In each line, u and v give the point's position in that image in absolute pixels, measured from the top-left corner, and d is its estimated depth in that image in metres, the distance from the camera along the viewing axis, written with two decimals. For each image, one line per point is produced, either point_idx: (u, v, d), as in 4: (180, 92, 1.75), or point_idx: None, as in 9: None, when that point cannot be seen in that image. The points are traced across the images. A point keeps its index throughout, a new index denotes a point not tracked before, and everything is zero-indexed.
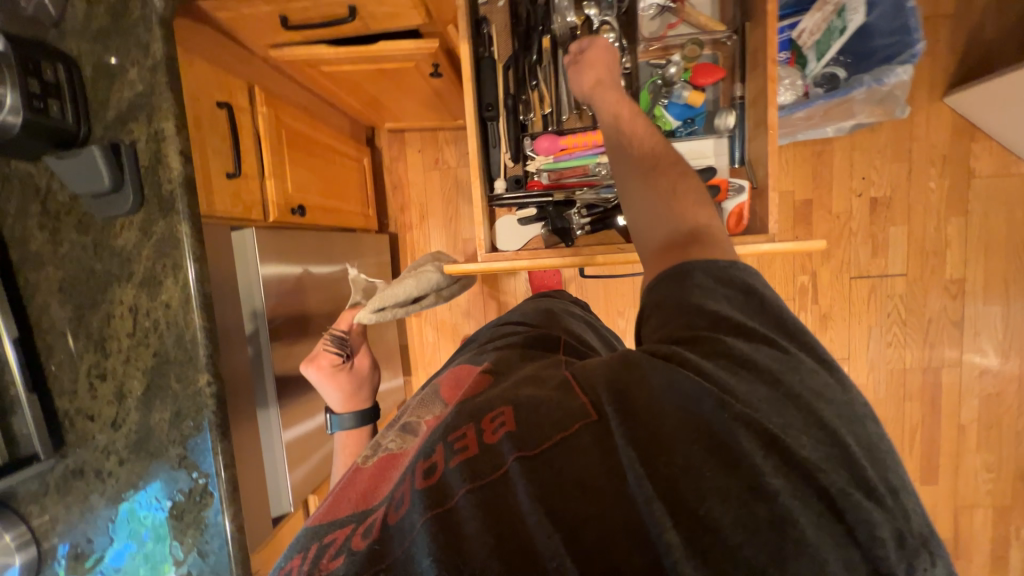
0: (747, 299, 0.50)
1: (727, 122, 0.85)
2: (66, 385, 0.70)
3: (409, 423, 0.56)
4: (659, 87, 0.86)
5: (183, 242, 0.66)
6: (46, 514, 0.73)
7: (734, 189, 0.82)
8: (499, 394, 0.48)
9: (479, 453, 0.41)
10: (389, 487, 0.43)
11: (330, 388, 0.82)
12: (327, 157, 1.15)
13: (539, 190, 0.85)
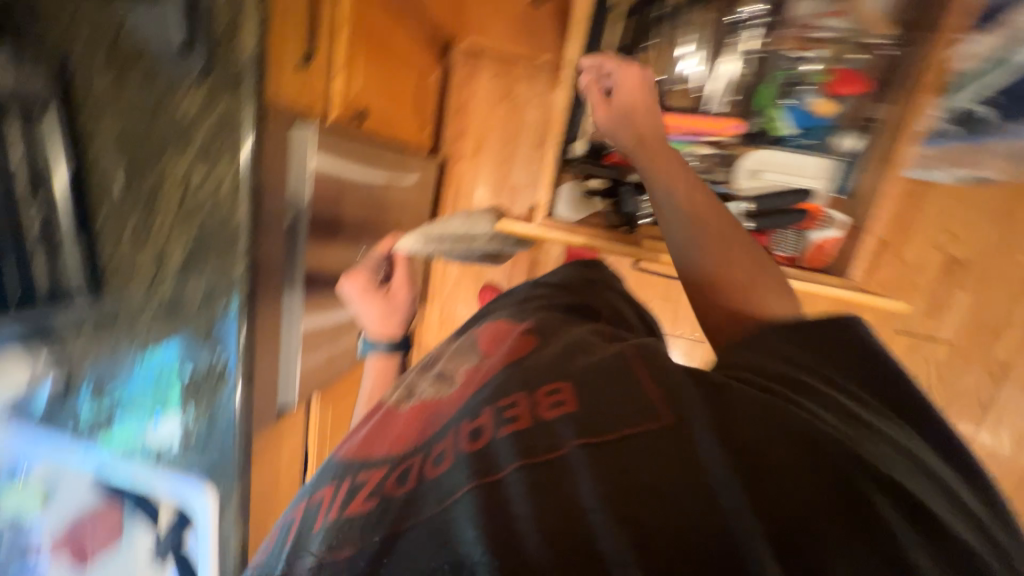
0: (820, 339, 0.52)
1: (852, 147, 0.94)
2: (108, 237, 0.71)
3: (444, 371, 0.57)
4: (790, 85, 0.93)
5: (244, 125, 0.64)
6: (78, 349, 0.78)
7: (826, 224, 1.00)
8: (552, 364, 0.46)
9: (529, 428, 0.40)
10: (428, 436, 0.44)
11: (366, 312, 0.84)
12: (396, 63, 1.07)
13: (615, 167, 0.84)
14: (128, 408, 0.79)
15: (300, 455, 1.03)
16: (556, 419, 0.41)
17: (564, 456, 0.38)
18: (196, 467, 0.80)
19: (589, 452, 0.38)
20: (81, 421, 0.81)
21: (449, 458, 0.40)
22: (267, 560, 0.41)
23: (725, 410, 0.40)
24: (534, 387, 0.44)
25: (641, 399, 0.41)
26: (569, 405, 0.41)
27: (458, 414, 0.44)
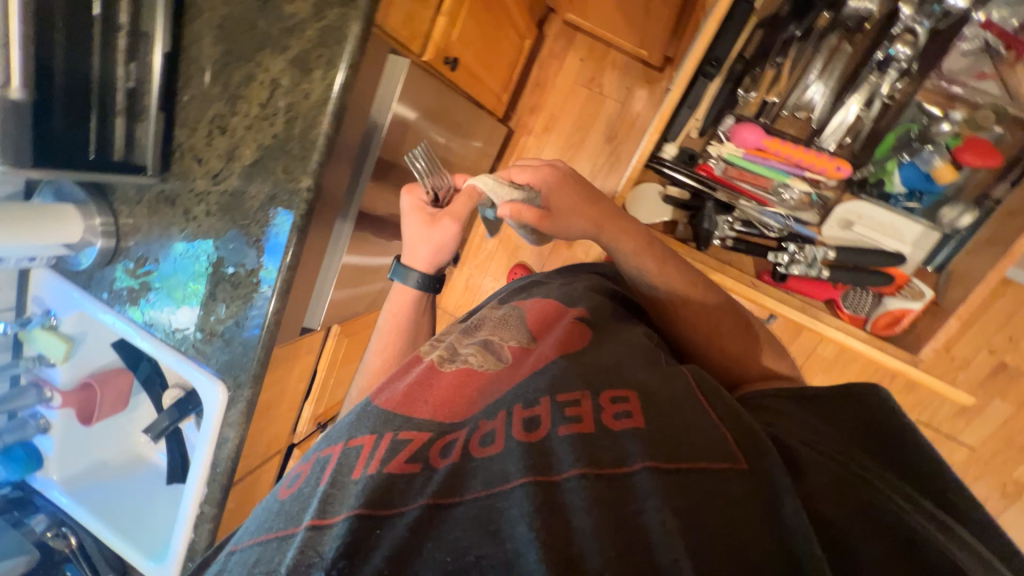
0: (865, 407, 0.56)
1: (958, 221, 0.70)
2: (189, 118, 0.72)
3: (490, 340, 0.70)
4: (910, 139, 0.69)
5: (347, 40, 0.62)
6: (133, 219, 0.81)
7: (909, 291, 0.72)
8: (619, 385, 0.58)
9: (594, 436, 0.50)
10: (476, 413, 0.58)
11: (408, 228, 0.77)
12: (498, 20, 1.04)
13: (706, 179, 0.76)
14: (161, 286, 0.82)
15: (307, 377, 1.05)
16: (621, 436, 0.50)
17: (629, 476, 0.46)
18: (214, 362, 0.81)
19: (652, 477, 0.46)
20: (120, 288, 0.85)
21: (513, 442, 0.50)
22: (338, 474, 0.51)
23: (804, 471, 0.47)
24: (598, 398, 0.55)
25: (703, 441, 0.50)
26: (637, 426, 0.51)
27: (507, 401, 0.58)
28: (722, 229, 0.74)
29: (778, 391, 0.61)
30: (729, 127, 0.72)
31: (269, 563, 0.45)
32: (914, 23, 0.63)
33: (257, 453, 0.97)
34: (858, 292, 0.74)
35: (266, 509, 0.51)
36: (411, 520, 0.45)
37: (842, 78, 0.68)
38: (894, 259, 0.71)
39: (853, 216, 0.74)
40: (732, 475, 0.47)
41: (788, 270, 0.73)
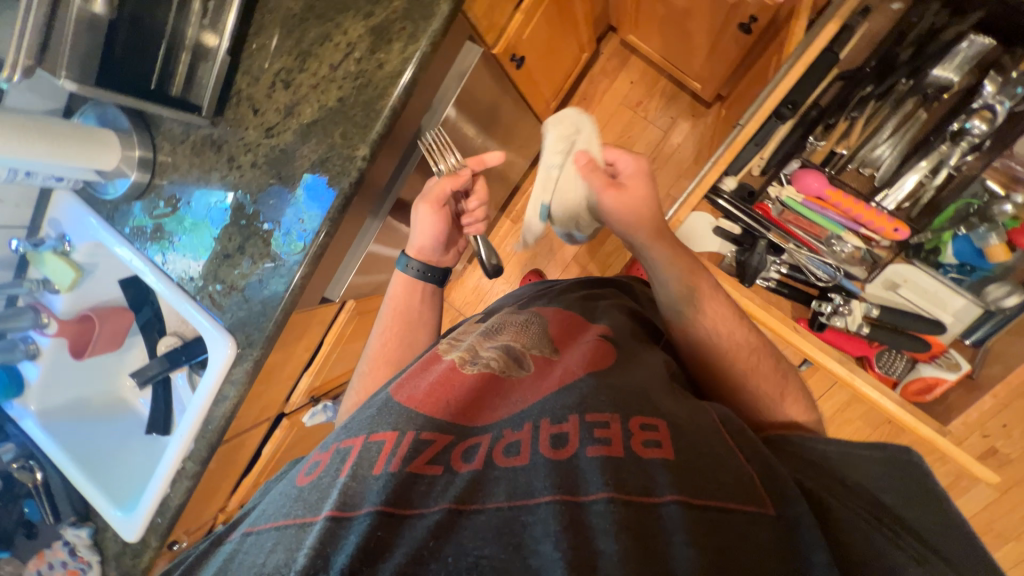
0: (902, 470, 0.55)
1: (1002, 301, 0.69)
2: (255, 67, 0.71)
3: (512, 345, 0.69)
4: (968, 213, 0.69)
5: (434, 19, 0.62)
6: (173, 158, 0.79)
7: (943, 361, 0.72)
8: (648, 409, 0.56)
9: (623, 459, 0.49)
10: (499, 420, 0.58)
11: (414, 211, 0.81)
12: (565, 28, 1.06)
13: (763, 219, 0.73)
14: (189, 231, 0.79)
15: (312, 348, 1.02)
16: (651, 466, 0.49)
17: (656, 508, 0.46)
18: (228, 316, 0.78)
19: (682, 512, 0.45)
20: (145, 225, 0.83)
21: (539, 458, 0.50)
22: (358, 468, 0.51)
23: (836, 530, 0.47)
24: (628, 421, 0.54)
25: (731, 480, 0.49)
26: (667, 456, 0.50)
27: (532, 412, 0.57)
28: (769, 270, 0.74)
29: (809, 437, 0.60)
30: (792, 171, 0.72)
31: (288, 547, 0.46)
32: (997, 101, 0.62)
33: (249, 416, 0.95)
34: (890, 355, 0.75)
35: (287, 495, 0.53)
36: (432, 523, 0.45)
37: (912, 144, 0.68)
38: (934, 328, 0.71)
39: (901, 278, 0.73)
40: (760, 519, 0.46)
41: (830, 320, 0.73)
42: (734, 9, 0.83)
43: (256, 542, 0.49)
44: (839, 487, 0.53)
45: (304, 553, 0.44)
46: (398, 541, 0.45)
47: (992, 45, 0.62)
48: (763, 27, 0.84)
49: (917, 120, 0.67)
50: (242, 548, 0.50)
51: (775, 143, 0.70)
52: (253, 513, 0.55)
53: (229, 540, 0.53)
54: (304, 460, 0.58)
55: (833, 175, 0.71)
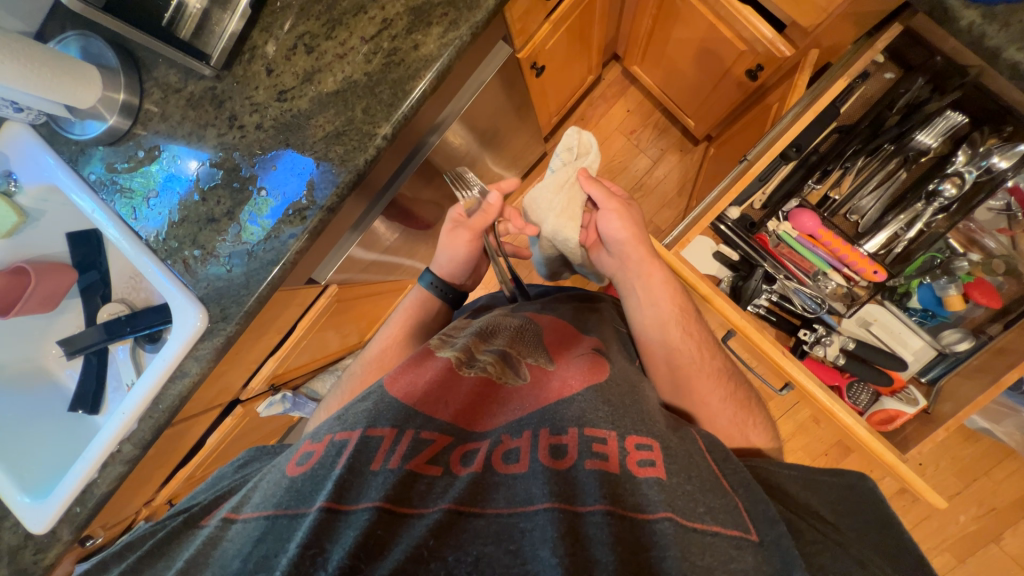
0: (857, 496, 0.57)
1: (954, 345, 0.80)
2: (276, 26, 0.68)
3: (508, 350, 0.66)
4: (932, 265, 0.81)
5: (479, 12, 0.63)
6: (161, 108, 0.72)
7: (904, 396, 0.83)
8: (644, 429, 0.55)
9: (619, 477, 0.48)
10: (498, 427, 0.56)
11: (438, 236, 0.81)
12: (580, 47, 1.09)
13: (762, 249, 0.82)
14: (171, 189, 0.72)
15: (283, 332, 0.95)
16: (644, 484, 0.48)
17: (649, 523, 0.44)
18: (202, 285, 0.71)
19: (673, 530, 0.44)
20: (115, 177, 0.74)
21: (538, 466, 0.48)
22: (355, 460, 0.47)
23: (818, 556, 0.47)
24: (624, 440, 0.52)
25: (718, 504, 0.48)
26: (661, 477, 0.48)
27: (532, 420, 0.55)
28: (760, 297, 0.83)
29: (773, 462, 0.60)
30: (790, 209, 0.81)
31: (277, 539, 0.42)
32: (967, 170, 0.72)
33: (202, 399, 0.85)
34: (858, 387, 0.85)
35: (275, 484, 0.48)
36: (432, 522, 0.42)
37: (891, 199, 0.78)
38: (894, 364, 0.82)
39: (871, 317, 0.85)
40: (743, 544, 0.45)
41: (812, 349, 0.85)
42: (742, 57, 0.90)
43: (241, 531, 0.45)
44: (805, 510, 0.53)
45: (293, 545, 0.40)
46: (397, 539, 0.41)
47: (964, 121, 0.71)
48: (766, 78, 0.91)
49: (896, 180, 0.77)
50: (225, 535, 0.45)
51: (776, 180, 0.78)
52: (234, 497, 0.50)
53: (208, 524, 0.48)
54: (294, 449, 0.53)
55: (826, 216, 0.80)
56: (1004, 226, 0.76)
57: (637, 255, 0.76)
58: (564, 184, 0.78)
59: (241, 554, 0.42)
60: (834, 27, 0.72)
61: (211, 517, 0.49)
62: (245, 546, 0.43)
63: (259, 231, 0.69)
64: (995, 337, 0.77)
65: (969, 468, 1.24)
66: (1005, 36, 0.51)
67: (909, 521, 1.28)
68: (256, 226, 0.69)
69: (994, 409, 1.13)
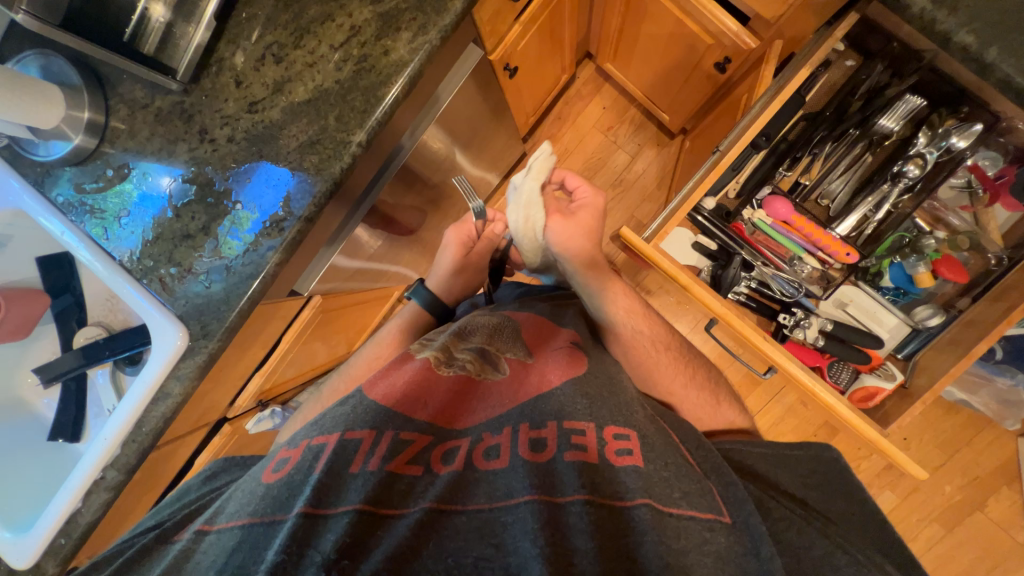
0: (824, 466, 0.58)
1: (927, 321, 0.83)
2: (243, 36, 0.67)
3: (486, 347, 0.66)
4: (902, 244, 0.83)
5: (448, 15, 0.63)
6: (129, 125, 0.71)
7: (882, 372, 0.85)
8: (621, 419, 0.55)
9: (598, 466, 0.48)
10: (479, 423, 0.56)
11: (444, 255, 0.83)
12: (552, 47, 1.10)
13: (738, 237, 0.84)
14: (144, 208, 0.70)
15: (268, 345, 0.94)
16: (622, 472, 0.48)
17: (627, 510, 0.44)
18: (181, 303, 0.70)
19: (650, 515, 0.44)
20: (85, 197, 0.72)
21: (518, 460, 0.48)
22: (333, 464, 0.47)
23: (791, 532, 0.47)
24: (602, 430, 0.52)
25: (694, 487, 0.48)
26: (638, 465, 0.48)
27: (511, 416, 0.55)
28: (740, 285, 0.87)
29: (746, 441, 0.61)
30: (764, 196, 0.82)
31: (253, 547, 0.42)
32: (928, 151, 0.75)
33: (189, 418, 0.84)
34: (839, 365, 0.88)
35: (250, 492, 0.47)
36: (412, 522, 0.43)
37: (860, 182, 0.80)
38: (870, 342, 0.85)
39: (847, 298, 0.88)
40: (716, 526, 0.45)
41: (792, 332, 0.87)
42: (709, 51, 0.92)
43: (218, 542, 0.44)
44: (774, 489, 0.54)
45: (270, 553, 0.40)
46: (380, 541, 0.41)
47: (924, 103, 0.73)
48: (735, 69, 0.93)
49: (863, 163, 0.79)
50: (197, 548, 0.45)
51: (748, 170, 0.81)
52: (207, 511, 0.50)
53: (181, 538, 0.48)
54: (271, 457, 0.53)
55: (799, 202, 0.82)
56: (965, 203, 0.80)
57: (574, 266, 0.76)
58: (530, 204, 0.73)
59: (215, 564, 0.42)
60: (794, 18, 0.74)
61: (182, 532, 0.49)
62: (222, 555, 0.43)
63: (241, 246, 0.68)
64: (963, 311, 0.80)
65: (951, 440, 1.28)
66: (954, 20, 0.53)
67: (897, 495, 1.31)
68: (238, 240, 0.68)
69: (971, 380, 1.17)
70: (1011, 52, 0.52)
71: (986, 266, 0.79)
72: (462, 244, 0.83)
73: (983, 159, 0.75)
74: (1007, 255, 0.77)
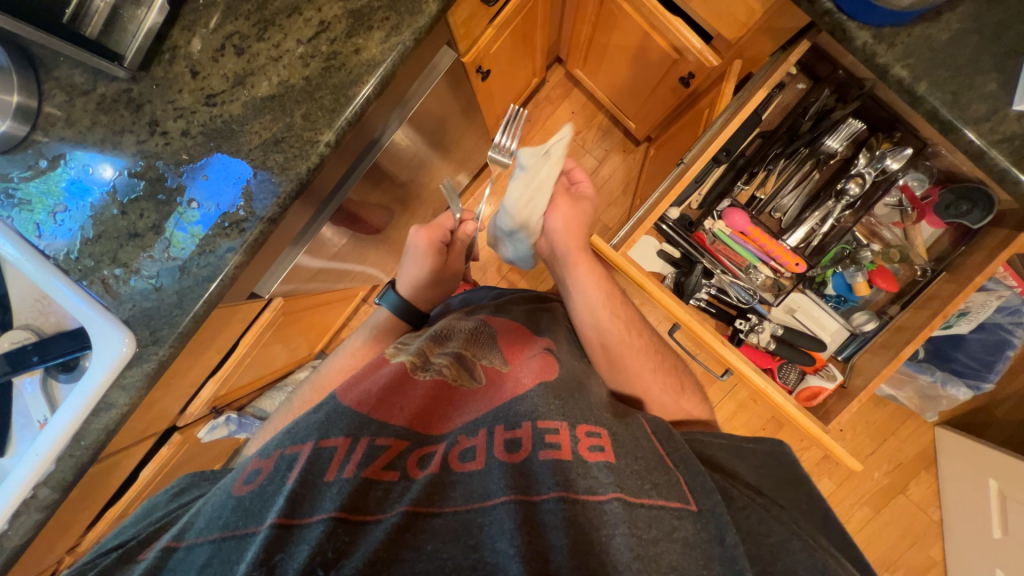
0: (778, 461, 0.63)
1: (863, 325, 0.91)
2: (200, 24, 0.64)
3: (463, 352, 0.66)
4: (844, 255, 0.89)
5: (422, 16, 0.62)
6: (66, 113, 0.65)
7: (824, 374, 0.92)
8: (592, 418, 0.56)
9: (571, 463, 0.49)
10: (454, 428, 0.56)
11: (421, 267, 0.81)
12: (524, 51, 1.11)
13: (700, 246, 0.90)
14: (82, 203, 0.64)
15: (224, 349, 0.89)
16: (595, 468, 0.49)
17: (599, 505, 0.46)
18: (127, 307, 0.65)
19: (621, 509, 0.45)
20: (10, 189, 0.65)
21: (494, 462, 0.49)
22: (308, 473, 0.46)
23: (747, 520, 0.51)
24: (575, 429, 0.53)
25: (663, 480, 0.50)
26: (609, 460, 0.50)
27: (486, 419, 0.56)
28: (701, 291, 0.92)
29: (707, 433, 0.65)
30: (723, 208, 0.87)
31: (223, 562, 0.41)
32: (867, 171, 0.81)
33: (135, 428, 0.78)
34: (788, 367, 0.94)
35: (220, 504, 0.45)
36: (389, 526, 0.42)
37: (808, 197, 0.86)
38: (815, 345, 0.91)
39: (795, 304, 0.94)
40: (684, 514, 0.48)
41: (747, 337, 0.92)
42: (674, 65, 0.95)
43: (184, 560, 0.42)
44: (737, 480, 0.57)
45: (242, 567, 0.39)
46: (356, 548, 0.41)
47: (863, 127, 0.80)
48: (697, 84, 0.97)
49: (811, 180, 0.85)
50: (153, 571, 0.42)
51: (710, 182, 0.86)
52: (174, 526, 0.47)
53: (142, 558, 0.45)
54: (240, 469, 0.51)
55: (754, 215, 0.87)
56: (896, 220, 0.88)
57: (564, 246, 0.79)
58: (541, 188, 0.74)
59: None
60: (753, 40, 0.79)
61: (149, 549, 0.46)
62: (191, 571, 0.41)
63: (189, 240, 0.64)
64: (894, 317, 0.88)
65: (879, 430, 1.41)
66: (891, 55, 0.59)
67: (834, 482, 1.42)
68: (186, 234, 0.64)
69: (898, 377, 1.26)
70: (937, 86, 0.58)
71: (912, 276, 0.88)
72: (434, 249, 0.81)
73: (912, 180, 0.84)
74: (931, 266, 0.85)
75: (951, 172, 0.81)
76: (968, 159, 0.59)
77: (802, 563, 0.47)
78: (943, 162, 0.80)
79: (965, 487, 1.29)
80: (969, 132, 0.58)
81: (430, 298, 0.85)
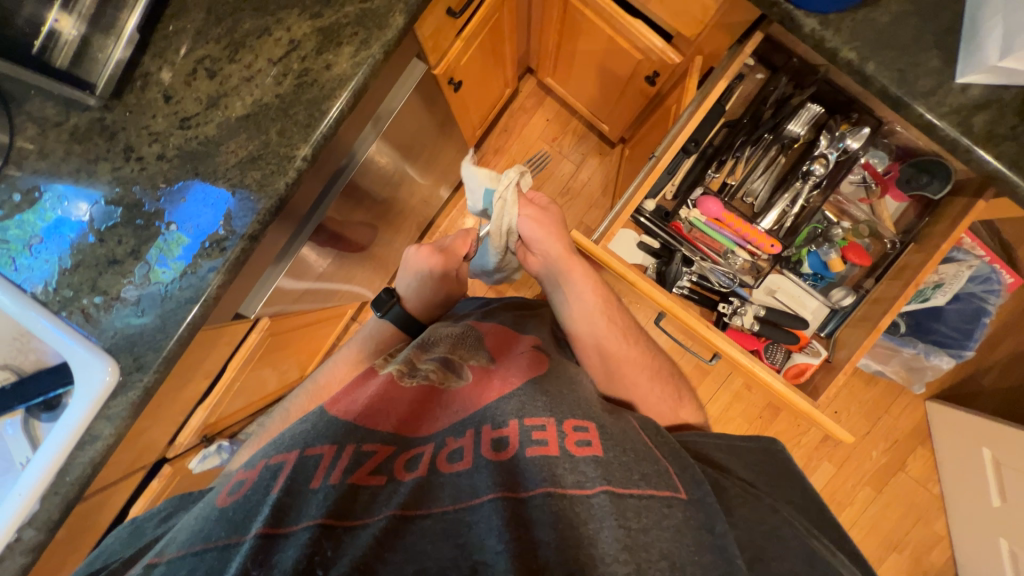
0: (773, 457, 0.63)
1: (842, 301, 0.93)
2: (171, 50, 0.65)
3: (449, 356, 0.67)
4: (817, 234, 0.92)
5: (390, 28, 0.64)
6: (39, 145, 0.65)
7: (810, 350, 0.94)
8: (580, 412, 0.56)
9: (559, 458, 0.49)
10: (442, 429, 0.55)
11: (427, 291, 0.83)
12: (495, 62, 1.14)
13: (677, 235, 0.92)
14: (59, 235, 0.64)
15: (211, 375, 0.87)
16: (582, 462, 0.49)
17: (587, 499, 0.45)
18: (109, 335, 0.64)
19: (609, 501, 0.45)
20: None
21: (482, 460, 0.49)
22: (293, 482, 0.46)
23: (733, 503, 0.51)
24: (562, 425, 0.53)
25: (652, 470, 0.50)
26: (597, 454, 0.49)
27: (472, 419, 0.55)
28: (682, 279, 0.94)
29: (702, 434, 0.65)
30: (697, 197, 0.90)
31: (207, 571, 0.40)
32: (829, 152, 0.84)
33: (121, 461, 0.76)
34: (773, 347, 0.96)
35: (203, 519, 0.45)
36: (376, 530, 0.42)
37: (778, 180, 0.89)
38: (797, 325, 0.93)
39: (774, 286, 0.96)
40: (675, 502, 0.47)
41: (732, 320, 0.94)
42: (639, 66, 0.99)
43: None
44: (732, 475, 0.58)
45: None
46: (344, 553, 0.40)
47: (822, 111, 0.84)
48: (663, 82, 1.01)
49: (777, 164, 0.88)
50: None
51: (682, 173, 0.89)
52: (155, 547, 0.45)
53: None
54: (225, 483, 0.50)
55: (727, 200, 0.90)
56: (862, 196, 0.91)
57: (555, 254, 0.80)
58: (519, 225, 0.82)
59: None
60: (710, 36, 0.82)
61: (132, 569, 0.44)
62: None
63: (172, 273, 0.64)
64: (869, 290, 0.91)
65: (873, 408, 1.43)
66: (838, 38, 0.62)
67: (834, 464, 1.43)
68: (166, 269, 0.64)
69: (883, 351, 1.28)
70: (884, 65, 0.61)
71: (883, 250, 0.91)
72: (443, 274, 0.82)
73: (872, 158, 0.87)
74: (899, 239, 0.89)
75: (909, 148, 0.85)
76: (919, 132, 0.62)
77: (792, 552, 0.47)
78: (899, 138, 0.85)
79: (959, 459, 1.31)
80: (918, 106, 0.61)
81: (432, 311, 0.86)
